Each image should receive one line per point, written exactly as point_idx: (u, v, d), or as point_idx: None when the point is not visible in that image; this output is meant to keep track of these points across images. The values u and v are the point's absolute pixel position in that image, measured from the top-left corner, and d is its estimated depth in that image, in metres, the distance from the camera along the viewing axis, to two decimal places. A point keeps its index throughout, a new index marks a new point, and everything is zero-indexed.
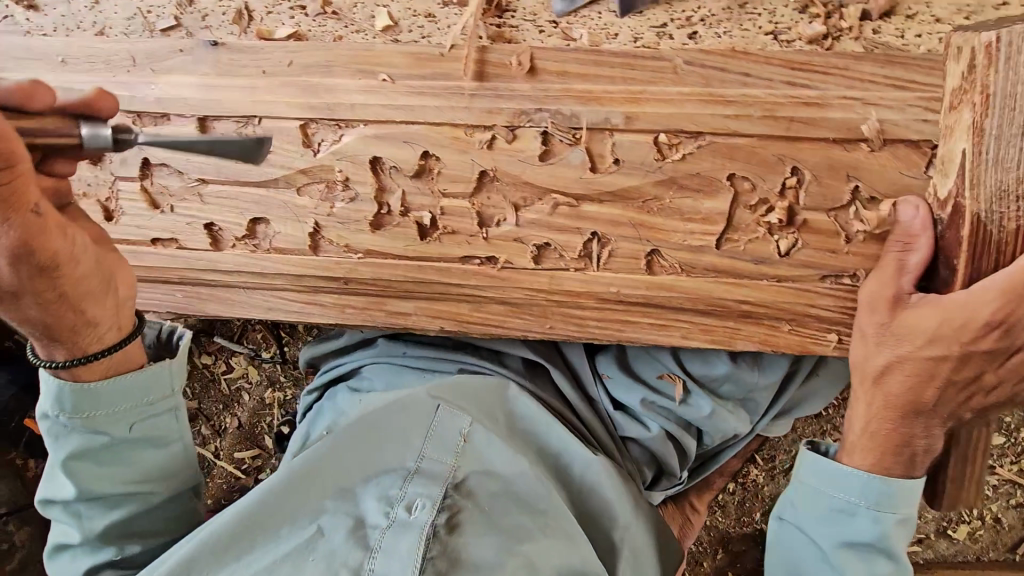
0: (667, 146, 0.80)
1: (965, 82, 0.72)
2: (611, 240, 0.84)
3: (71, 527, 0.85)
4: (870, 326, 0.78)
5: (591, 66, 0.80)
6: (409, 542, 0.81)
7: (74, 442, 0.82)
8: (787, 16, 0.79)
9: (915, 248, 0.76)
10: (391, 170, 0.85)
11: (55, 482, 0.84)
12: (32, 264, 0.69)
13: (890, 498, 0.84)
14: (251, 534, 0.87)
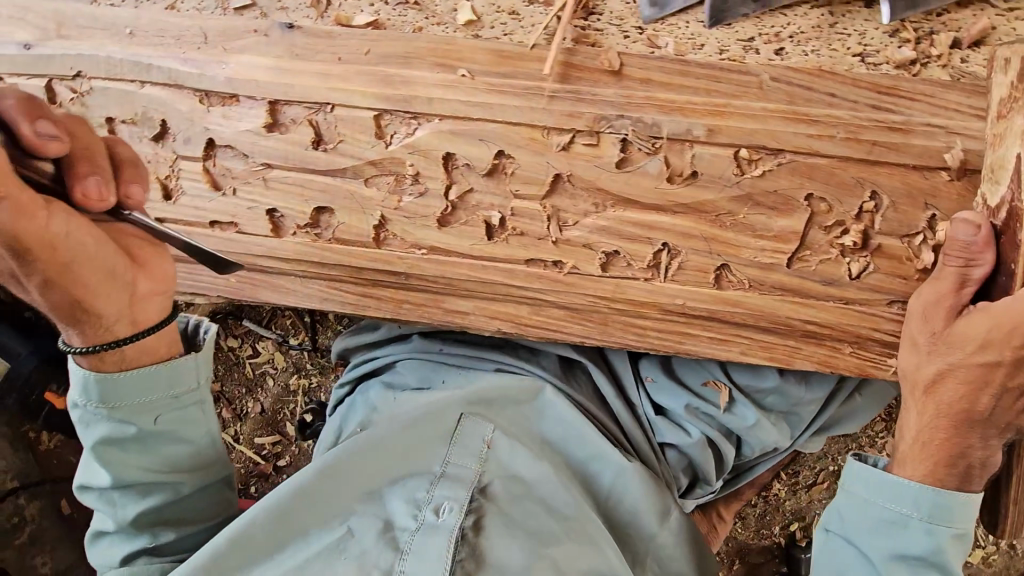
0: (747, 161, 0.79)
1: (1014, 91, 0.72)
2: (681, 253, 0.83)
3: (104, 514, 0.81)
4: (922, 334, 0.78)
5: (676, 75, 0.79)
6: (440, 545, 0.81)
7: (103, 432, 0.76)
8: (878, 39, 0.78)
9: (976, 261, 0.74)
10: (463, 167, 0.84)
11: (89, 467, 0.80)
12: (8, 247, 0.63)
13: (944, 511, 0.79)
14: (278, 533, 0.84)
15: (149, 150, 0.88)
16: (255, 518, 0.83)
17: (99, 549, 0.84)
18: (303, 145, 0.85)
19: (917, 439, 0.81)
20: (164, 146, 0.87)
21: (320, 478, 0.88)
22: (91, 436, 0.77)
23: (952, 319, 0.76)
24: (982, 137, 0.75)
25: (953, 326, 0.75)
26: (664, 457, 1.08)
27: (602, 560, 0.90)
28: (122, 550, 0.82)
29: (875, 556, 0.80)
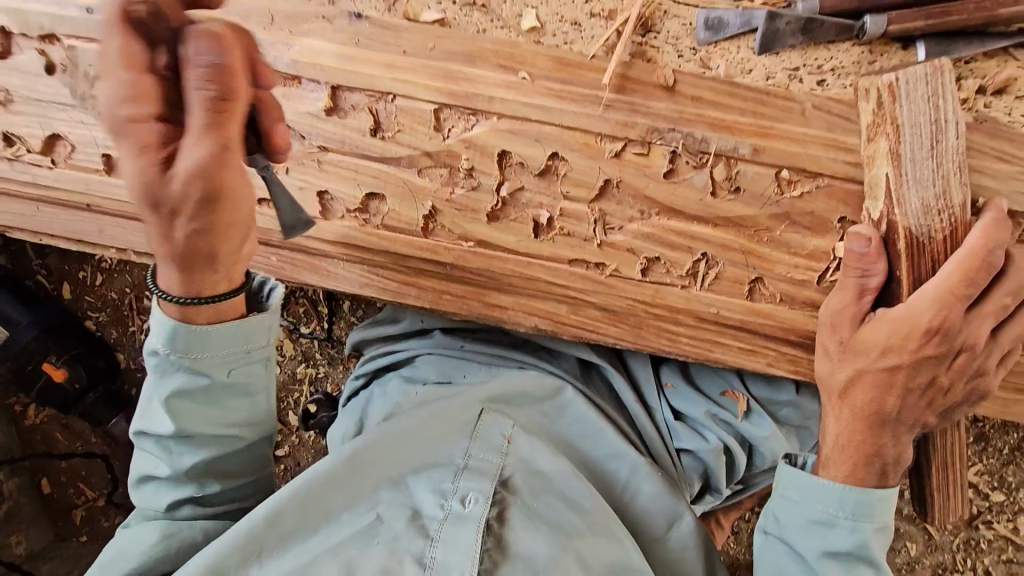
0: (786, 182, 0.84)
1: (877, 117, 0.80)
2: (719, 263, 0.87)
3: (158, 462, 0.83)
4: (832, 343, 0.83)
5: (725, 96, 0.84)
6: (469, 535, 0.81)
7: (178, 382, 0.78)
8: None
9: (872, 272, 0.81)
10: (516, 165, 0.87)
11: (151, 413, 0.81)
12: (202, 189, 0.66)
13: (865, 507, 0.82)
14: (300, 519, 0.82)
15: None
16: (282, 500, 0.82)
17: (143, 495, 0.86)
18: (362, 131, 0.87)
19: (843, 442, 0.84)
20: None
21: (347, 465, 0.88)
22: (164, 385, 0.78)
23: (857, 328, 0.82)
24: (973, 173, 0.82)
25: (859, 334, 0.81)
26: (679, 462, 1.10)
27: (626, 556, 0.90)
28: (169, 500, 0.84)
29: (806, 554, 0.83)
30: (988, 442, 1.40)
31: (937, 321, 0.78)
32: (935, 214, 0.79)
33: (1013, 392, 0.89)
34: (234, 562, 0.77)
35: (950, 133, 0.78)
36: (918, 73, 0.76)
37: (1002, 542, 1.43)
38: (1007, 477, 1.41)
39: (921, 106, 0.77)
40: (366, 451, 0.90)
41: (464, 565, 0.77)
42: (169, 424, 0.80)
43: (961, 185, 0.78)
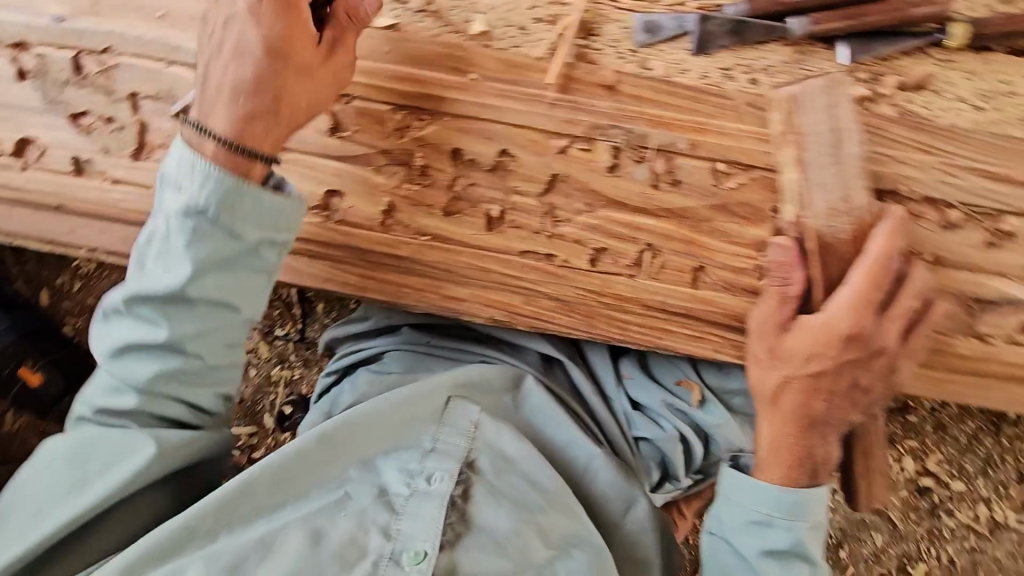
0: (723, 174, 0.89)
1: (784, 125, 0.83)
2: (663, 253, 0.91)
3: (152, 329, 0.81)
4: (761, 350, 0.86)
5: (663, 94, 0.89)
6: (432, 509, 0.84)
7: (208, 242, 0.78)
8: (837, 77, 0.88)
9: (792, 279, 0.84)
10: (468, 162, 0.91)
11: (166, 268, 0.80)
12: (340, 76, 0.84)
13: (799, 506, 0.85)
14: (273, 491, 0.85)
15: (170, 126, 0.93)
16: (254, 474, 0.84)
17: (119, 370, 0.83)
18: (321, 131, 0.91)
19: (776, 442, 0.87)
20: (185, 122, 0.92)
21: (317, 445, 0.88)
22: (193, 240, 0.78)
23: (782, 337, 0.84)
24: (896, 163, 0.87)
25: (784, 342, 0.84)
26: (637, 451, 1.12)
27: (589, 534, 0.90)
28: (151, 379, 0.82)
29: (745, 554, 0.86)
30: (947, 431, 1.45)
31: (853, 326, 0.81)
32: (841, 216, 0.82)
33: (949, 374, 0.92)
34: (205, 525, 0.80)
35: (849, 141, 0.82)
36: (813, 86, 0.82)
37: (965, 531, 1.45)
38: (965, 465, 1.44)
39: (820, 115, 0.82)
40: (334, 432, 0.90)
41: (427, 535, 0.82)
42: (185, 278, 0.78)
43: (862, 189, 0.83)
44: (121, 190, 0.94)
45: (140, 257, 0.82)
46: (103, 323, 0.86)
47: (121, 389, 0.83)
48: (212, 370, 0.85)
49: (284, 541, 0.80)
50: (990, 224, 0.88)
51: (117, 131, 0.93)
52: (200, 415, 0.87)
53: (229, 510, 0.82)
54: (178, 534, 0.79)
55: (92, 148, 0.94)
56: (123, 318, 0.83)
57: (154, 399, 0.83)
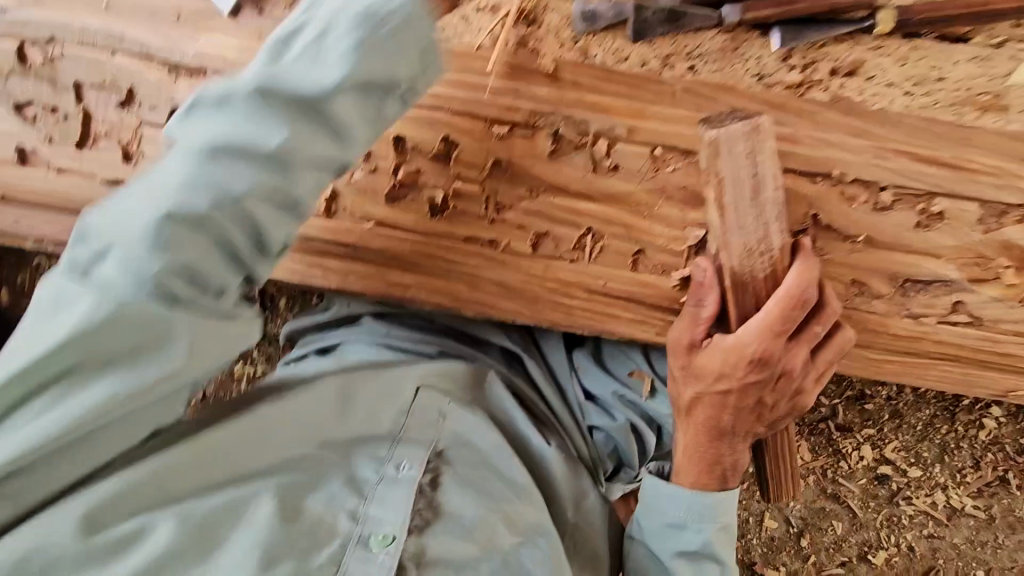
0: (661, 159, 0.91)
1: (705, 167, 0.80)
2: (604, 238, 0.93)
3: (258, 138, 0.63)
4: (676, 367, 0.88)
5: (602, 81, 0.90)
6: (402, 496, 0.81)
7: (362, 54, 0.65)
8: (772, 64, 0.90)
9: (707, 301, 0.85)
10: (410, 149, 0.92)
11: (304, 70, 0.65)
12: None
13: (711, 509, 0.88)
14: (232, 463, 0.78)
15: (114, 115, 0.93)
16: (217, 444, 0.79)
17: (180, 192, 0.62)
18: None
19: (690, 452, 0.89)
20: (129, 112, 0.93)
21: (285, 423, 0.84)
22: (354, 40, 0.65)
23: (693, 355, 0.86)
24: (829, 147, 0.89)
25: (697, 359, 0.86)
26: (592, 440, 1.10)
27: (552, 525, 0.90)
28: (221, 208, 0.62)
29: (660, 556, 0.89)
30: (903, 420, 1.46)
31: (761, 353, 0.82)
32: (757, 257, 0.82)
33: (887, 353, 0.94)
34: (154, 488, 0.73)
35: (769, 186, 0.79)
36: (737, 131, 0.78)
37: (923, 517, 1.47)
38: (923, 453, 1.46)
39: (740, 161, 0.79)
40: (303, 417, 0.85)
41: (396, 520, 0.78)
42: (330, 83, 0.64)
43: (779, 231, 0.81)
44: (68, 180, 0.95)
45: (270, 53, 0.66)
46: (179, 124, 0.65)
47: (178, 211, 0.61)
48: (292, 215, 0.67)
49: (247, 518, 0.75)
50: (922, 206, 0.90)
51: (62, 121, 0.94)
52: (251, 264, 0.67)
53: (180, 480, 0.75)
54: (131, 489, 0.72)
55: (37, 138, 0.94)
56: (220, 117, 0.64)
57: (212, 238, 0.63)
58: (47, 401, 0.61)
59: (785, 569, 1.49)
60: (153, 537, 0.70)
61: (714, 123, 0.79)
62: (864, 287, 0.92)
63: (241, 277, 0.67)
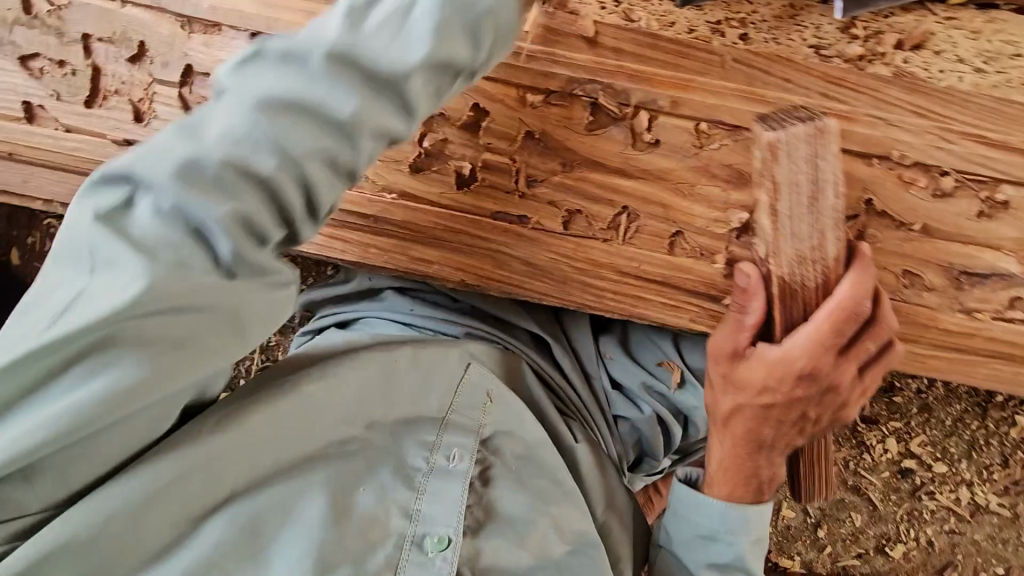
0: (705, 135, 0.84)
1: (761, 170, 0.71)
2: (640, 218, 0.87)
3: (321, 104, 0.60)
4: (716, 375, 0.83)
5: (646, 49, 0.84)
6: (455, 490, 0.79)
7: (432, 30, 0.62)
8: (831, 33, 0.84)
9: (750, 308, 0.79)
10: (437, 117, 0.87)
11: (375, 48, 0.61)
12: None
13: (745, 522, 0.85)
14: (272, 452, 0.74)
15: (125, 71, 0.88)
16: (259, 433, 0.73)
17: (239, 153, 0.58)
18: None
19: (728, 464, 0.86)
20: (139, 68, 0.87)
21: (328, 403, 0.78)
22: (434, 19, 0.62)
23: (734, 364, 0.80)
24: (888, 126, 0.82)
25: (738, 369, 0.80)
26: (615, 430, 1.07)
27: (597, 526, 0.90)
28: (278, 172, 0.59)
29: (690, 568, 0.87)
30: (931, 414, 1.42)
31: (810, 367, 0.77)
32: (808, 264, 0.75)
33: (935, 349, 0.89)
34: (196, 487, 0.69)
35: (830, 192, 0.72)
36: (799, 133, 0.70)
37: (946, 513, 1.44)
38: (950, 448, 1.43)
39: (800, 166, 0.71)
40: (346, 394, 0.79)
41: (451, 518, 0.77)
42: (400, 67, 0.61)
43: (836, 239, 0.75)
44: (75, 139, 0.90)
45: (342, 16, 0.62)
46: (231, 74, 0.61)
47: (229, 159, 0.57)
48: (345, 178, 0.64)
49: (300, 514, 0.72)
50: (985, 193, 0.83)
51: (69, 75, 0.88)
52: (297, 225, 0.63)
53: (223, 475, 0.70)
54: (175, 484, 0.67)
55: (43, 93, 0.89)
56: (283, 75, 0.60)
57: (266, 198, 0.60)
58: (86, 370, 0.56)
59: (800, 558, 1.48)
60: (207, 539, 0.67)
61: (772, 124, 0.71)
62: (916, 278, 0.87)
63: (285, 235, 0.64)
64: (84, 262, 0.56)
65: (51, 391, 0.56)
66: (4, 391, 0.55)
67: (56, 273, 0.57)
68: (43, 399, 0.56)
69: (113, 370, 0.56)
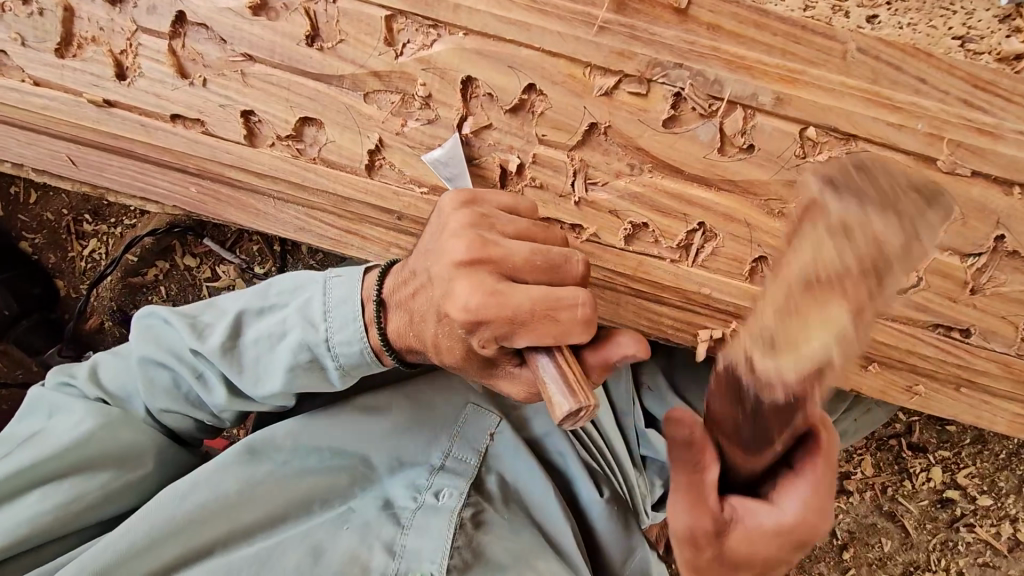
0: (811, 143, 0.68)
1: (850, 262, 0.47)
2: (718, 237, 0.73)
3: (206, 387, 0.71)
4: (702, 557, 0.65)
5: (751, 27, 0.66)
6: (440, 528, 0.72)
7: (295, 385, 0.69)
8: (985, 23, 0.66)
9: (710, 465, 0.61)
10: (483, 97, 0.71)
11: (251, 363, 0.69)
12: None
13: None
14: (247, 503, 0.72)
15: (103, 13, 0.72)
16: (236, 492, 0.71)
17: (142, 377, 0.73)
18: (295, 39, 0.70)
19: None
20: (121, 12, 0.71)
21: (309, 454, 0.75)
22: (291, 358, 0.67)
23: (721, 545, 0.63)
24: None
25: (736, 551, 0.63)
26: (642, 469, 0.94)
27: None
28: (168, 399, 0.73)
29: None
30: (985, 446, 1.17)
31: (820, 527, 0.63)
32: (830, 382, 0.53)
33: None
34: (169, 542, 0.68)
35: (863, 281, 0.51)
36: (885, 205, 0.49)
37: (983, 547, 1.20)
38: (998, 481, 1.17)
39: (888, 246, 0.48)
40: (328, 443, 0.76)
41: (435, 555, 0.70)
42: (254, 389, 0.69)
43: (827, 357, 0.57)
44: (45, 95, 0.75)
45: (251, 301, 0.71)
46: (158, 308, 0.73)
47: (154, 368, 0.72)
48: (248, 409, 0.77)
49: (281, 559, 0.69)
50: None
51: (36, 16, 0.73)
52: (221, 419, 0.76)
53: (200, 530, 0.69)
54: (152, 544, 0.68)
55: (5, 35, 0.74)
56: (182, 332, 0.70)
57: (167, 411, 0.74)
58: (48, 490, 0.69)
59: None
60: None
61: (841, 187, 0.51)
62: None
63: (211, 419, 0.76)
64: (40, 413, 0.75)
65: (20, 506, 0.69)
66: None
67: (22, 415, 0.76)
68: (9, 510, 0.68)
69: (55, 491, 0.69)
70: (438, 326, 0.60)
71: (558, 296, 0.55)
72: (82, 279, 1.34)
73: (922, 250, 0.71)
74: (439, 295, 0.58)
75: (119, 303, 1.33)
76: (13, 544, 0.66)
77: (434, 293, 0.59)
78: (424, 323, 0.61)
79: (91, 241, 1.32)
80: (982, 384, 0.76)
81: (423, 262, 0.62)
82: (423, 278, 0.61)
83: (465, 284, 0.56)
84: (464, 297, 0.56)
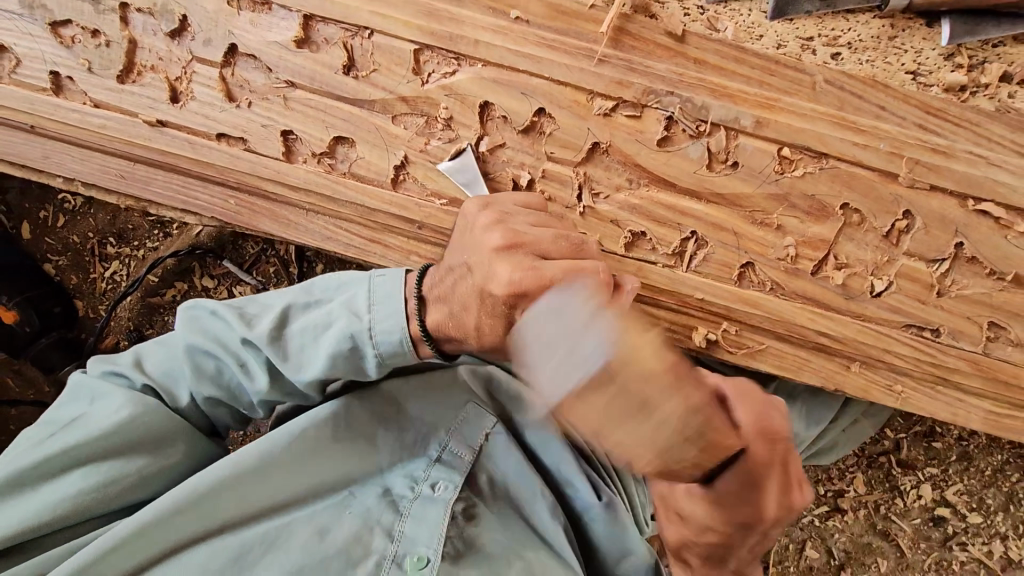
0: (787, 161, 0.78)
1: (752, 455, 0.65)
2: (709, 244, 0.81)
3: (248, 375, 0.76)
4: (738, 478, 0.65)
5: (731, 62, 0.76)
6: (436, 516, 0.76)
7: (336, 371, 0.74)
8: (933, 60, 0.77)
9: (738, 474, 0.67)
10: (499, 119, 0.80)
11: (295, 352, 0.75)
12: None
13: None
14: (257, 484, 0.75)
15: (163, 46, 0.82)
16: (247, 473, 0.74)
17: (188, 365, 0.77)
18: (333, 68, 0.80)
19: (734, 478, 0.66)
20: (179, 45, 0.81)
21: (323, 428, 0.78)
22: (334, 345, 0.72)
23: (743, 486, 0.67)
24: (989, 166, 0.75)
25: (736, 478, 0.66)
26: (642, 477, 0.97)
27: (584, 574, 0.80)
28: (212, 385, 0.78)
29: None
30: (972, 462, 1.19)
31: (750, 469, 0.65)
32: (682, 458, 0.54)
33: (1010, 408, 0.82)
34: (186, 514, 0.72)
35: None
36: None
37: (976, 566, 1.21)
38: (986, 499, 1.20)
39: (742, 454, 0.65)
40: (343, 420, 0.80)
41: (431, 541, 0.73)
42: (297, 374, 0.74)
43: None
44: (103, 115, 0.83)
45: (296, 297, 0.78)
46: (203, 301, 0.79)
47: (200, 357, 0.77)
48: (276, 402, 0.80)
49: (289, 536, 0.73)
50: None
51: (103, 47, 0.83)
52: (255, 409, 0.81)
53: (216, 507, 0.74)
54: (170, 516, 0.72)
55: (73, 64, 0.83)
56: (232, 323, 0.76)
57: (209, 398, 0.79)
58: (84, 472, 0.73)
59: None
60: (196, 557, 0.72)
61: None
62: (1000, 331, 0.80)
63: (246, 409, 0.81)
64: (77, 400, 0.79)
65: (61, 485, 0.73)
66: (29, 476, 0.73)
67: (65, 399, 0.80)
68: (48, 489, 0.73)
69: (87, 476, 0.73)
70: (479, 310, 0.66)
71: (580, 264, 0.62)
72: (102, 299, 1.40)
73: (892, 256, 0.79)
74: (480, 278, 0.65)
75: (137, 322, 1.38)
76: (52, 519, 0.71)
77: (475, 279, 0.66)
78: (465, 312, 0.68)
79: (112, 263, 1.39)
80: (955, 382, 0.82)
81: (462, 257, 0.69)
82: (462, 270, 0.68)
83: (505, 264, 0.63)
84: (505, 274, 0.62)
